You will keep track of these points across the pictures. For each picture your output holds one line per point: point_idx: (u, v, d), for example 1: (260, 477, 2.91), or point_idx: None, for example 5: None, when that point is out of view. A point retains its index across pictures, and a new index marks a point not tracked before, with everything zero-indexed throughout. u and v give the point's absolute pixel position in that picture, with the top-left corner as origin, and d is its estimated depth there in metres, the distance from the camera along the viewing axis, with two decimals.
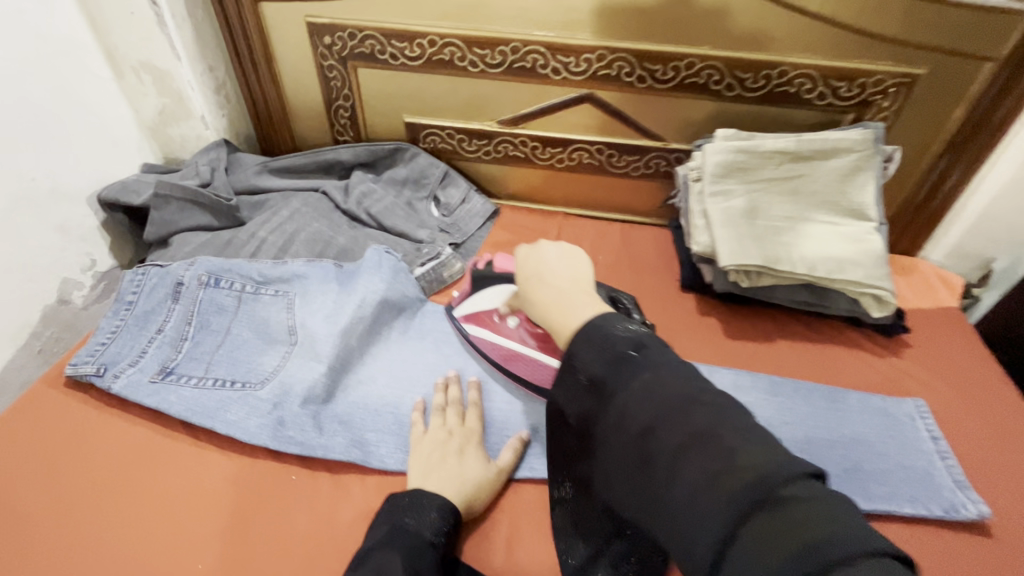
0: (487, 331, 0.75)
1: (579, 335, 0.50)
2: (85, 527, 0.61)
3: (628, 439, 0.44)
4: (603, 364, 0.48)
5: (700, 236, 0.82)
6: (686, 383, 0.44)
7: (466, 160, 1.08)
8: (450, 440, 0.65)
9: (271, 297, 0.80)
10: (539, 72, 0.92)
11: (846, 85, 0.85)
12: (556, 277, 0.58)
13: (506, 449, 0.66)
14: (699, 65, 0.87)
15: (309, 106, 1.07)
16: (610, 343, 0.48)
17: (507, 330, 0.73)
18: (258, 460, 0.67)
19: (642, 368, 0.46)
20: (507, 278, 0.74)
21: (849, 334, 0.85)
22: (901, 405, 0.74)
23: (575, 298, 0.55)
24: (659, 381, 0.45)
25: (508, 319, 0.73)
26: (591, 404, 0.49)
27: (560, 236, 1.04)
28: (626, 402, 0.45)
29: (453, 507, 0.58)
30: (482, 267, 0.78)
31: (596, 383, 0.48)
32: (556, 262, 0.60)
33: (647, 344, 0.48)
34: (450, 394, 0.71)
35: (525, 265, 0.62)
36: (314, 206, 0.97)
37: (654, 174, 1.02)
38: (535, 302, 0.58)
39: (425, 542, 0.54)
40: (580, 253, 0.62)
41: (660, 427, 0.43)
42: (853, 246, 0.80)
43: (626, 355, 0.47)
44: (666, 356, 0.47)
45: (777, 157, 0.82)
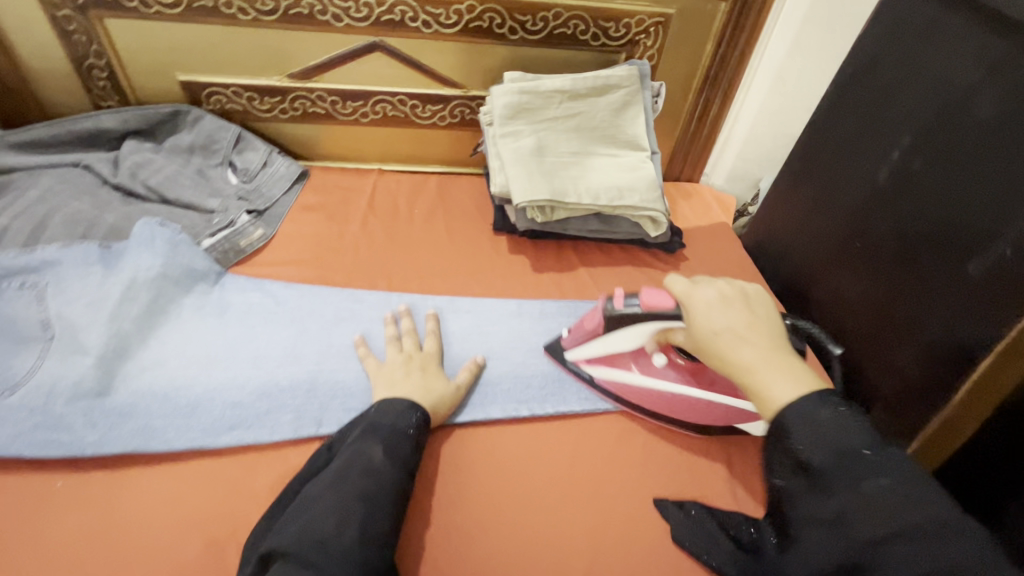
0: (623, 374, 0.73)
1: (791, 412, 0.48)
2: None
3: (844, 542, 0.42)
4: (823, 454, 0.46)
5: (497, 177, 0.85)
6: (939, 507, 0.41)
7: (264, 121, 1.00)
8: (414, 360, 0.71)
9: (16, 291, 0.68)
10: (318, 19, 0.87)
11: (613, 26, 0.92)
12: (748, 333, 0.56)
13: (465, 370, 0.73)
14: (479, 8, 0.88)
15: (52, 67, 0.91)
16: (836, 434, 0.46)
17: (650, 369, 0.72)
18: (18, 474, 0.59)
19: (875, 471, 0.43)
20: (656, 315, 0.67)
21: (640, 254, 0.95)
22: None
23: (778, 359, 0.53)
24: (903, 492, 0.42)
25: (654, 356, 0.72)
26: (796, 487, 0.47)
27: (376, 193, 1.01)
28: (855, 502, 0.43)
29: (424, 415, 0.64)
30: (618, 304, 0.70)
31: (811, 471, 0.46)
32: (734, 312, 0.58)
33: (884, 444, 0.45)
34: (402, 326, 0.76)
35: (705, 319, 0.58)
36: (72, 182, 0.85)
37: (462, 123, 1.03)
38: (729, 358, 0.55)
39: (403, 433, 0.60)
40: (762, 299, 0.61)
41: (898, 542, 0.40)
42: (631, 174, 0.88)
43: (861, 454, 0.45)
44: (902, 461, 0.44)
45: (557, 96, 0.87)
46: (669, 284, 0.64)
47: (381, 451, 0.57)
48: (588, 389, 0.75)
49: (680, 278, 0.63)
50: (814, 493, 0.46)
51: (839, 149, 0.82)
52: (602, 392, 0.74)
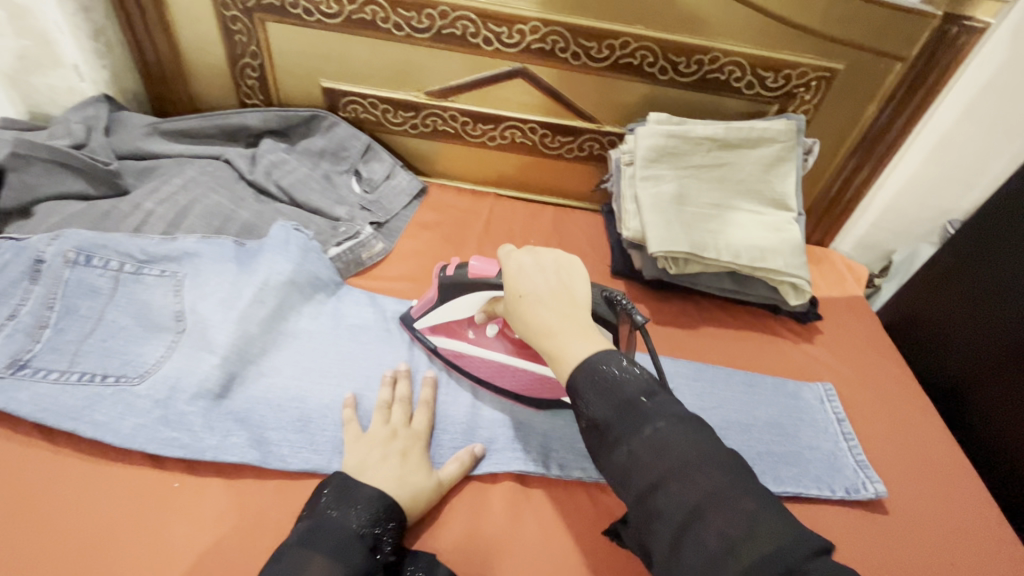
0: (460, 343, 0.70)
1: (581, 374, 0.48)
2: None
3: (629, 493, 0.44)
4: (607, 409, 0.47)
5: (631, 221, 0.81)
6: (705, 436, 0.44)
7: (392, 134, 1.00)
8: (391, 443, 0.60)
9: (156, 278, 0.70)
10: (469, 41, 0.86)
11: (772, 76, 0.86)
12: (553, 297, 0.53)
13: (453, 461, 0.62)
14: (633, 45, 0.85)
15: (209, 62, 0.94)
16: (618, 388, 0.47)
17: (484, 339, 0.69)
18: (135, 468, 0.58)
19: (650, 417, 0.46)
20: (483, 285, 0.64)
21: (769, 320, 0.87)
22: (811, 389, 0.78)
23: (575, 324, 0.51)
24: (671, 429, 0.45)
25: (487, 327, 0.69)
26: (592, 447, 0.48)
27: (491, 218, 0.99)
28: (634, 447, 0.45)
29: (394, 506, 0.54)
30: (451, 272, 0.66)
31: (598, 425, 0.47)
32: (544, 278, 0.55)
33: (655, 387, 0.48)
34: (398, 390, 0.66)
35: (516, 280, 0.55)
36: (213, 175, 0.86)
37: (588, 157, 1.00)
38: (531, 322, 0.52)
39: (355, 536, 0.50)
40: (577, 266, 0.57)
41: (672, 482, 0.42)
42: (775, 235, 0.81)
43: (637, 401, 0.47)
44: (672, 402, 0.47)
45: (706, 143, 0.82)
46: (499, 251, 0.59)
47: (328, 568, 0.47)
48: (431, 357, 0.72)
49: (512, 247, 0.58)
50: (603, 448, 0.47)
51: (1003, 267, 0.79)
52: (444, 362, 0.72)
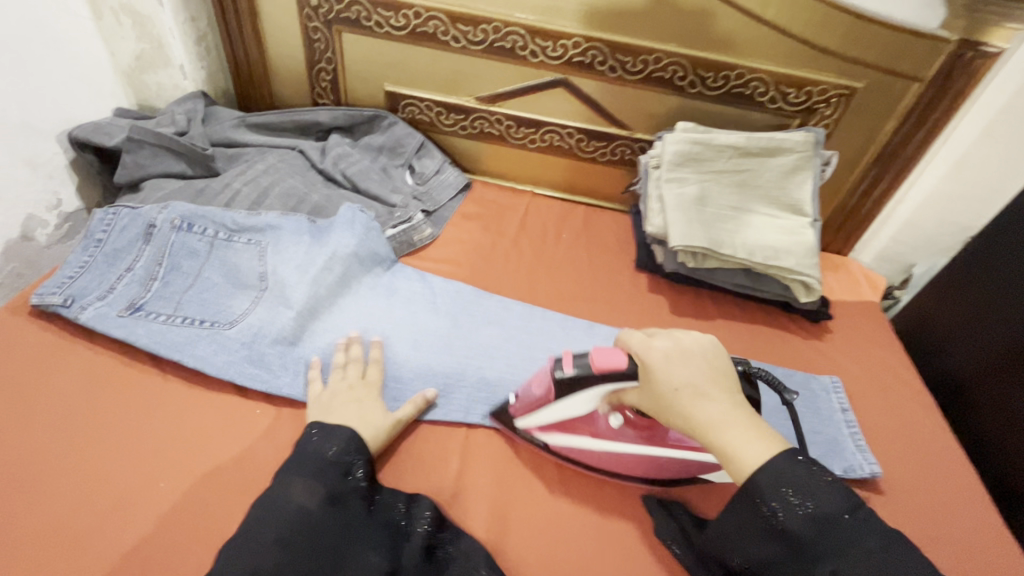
0: (580, 439, 0.67)
1: (765, 476, 0.49)
2: (41, 445, 0.63)
3: None
4: (804, 523, 0.48)
5: (655, 218, 0.89)
6: (915, 562, 0.45)
7: (443, 134, 1.12)
8: (348, 393, 0.68)
9: (244, 245, 0.82)
10: (517, 53, 0.97)
11: (794, 92, 0.94)
12: (714, 389, 0.54)
13: (408, 403, 0.69)
14: (665, 60, 0.94)
15: (290, 66, 1.08)
16: (818, 495, 0.48)
17: (609, 433, 0.65)
18: (224, 395, 0.70)
19: (857, 536, 0.46)
20: (609, 379, 0.59)
21: (781, 317, 0.94)
22: (818, 380, 0.83)
23: (741, 417, 0.52)
24: (879, 553, 0.45)
25: (609, 417, 0.65)
26: (777, 556, 0.49)
27: (529, 213, 1.09)
28: (845, 572, 0.45)
29: (360, 439, 0.62)
30: (568, 369, 0.62)
31: (794, 540, 0.48)
32: (697, 364, 0.55)
33: (854, 504, 0.48)
34: (352, 353, 0.73)
35: (666, 370, 0.55)
36: (289, 162, 1.00)
37: (620, 161, 1.08)
38: (694, 417, 0.53)
39: (328, 462, 0.58)
40: (714, 344, 0.58)
41: None
42: (789, 237, 0.88)
43: (841, 518, 0.47)
44: (877, 522, 0.47)
45: (730, 150, 0.90)
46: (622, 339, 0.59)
47: (309, 488, 0.56)
48: (536, 449, 0.69)
49: (638, 334, 0.59)
50: (798, 562, 0.48)
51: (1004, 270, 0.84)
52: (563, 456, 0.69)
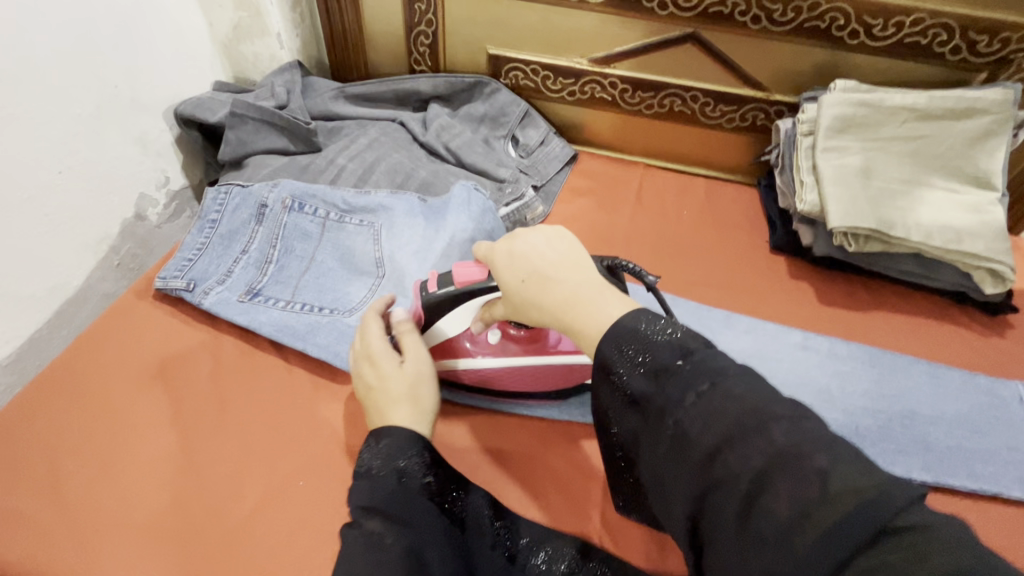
0: (465, 360, 0.65)
1: (609, 341, 0.43)
2: (183, 440, 0.62)
3: (688, 466, 0.38)
4: (644, 380, 0.41)
5: (808, 193, 0.77)
6: (758, 392, 0.37)
7: (548, 101, 1.02)
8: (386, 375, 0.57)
9: (356, 226, 0.78)
10: (643, 6, 0.86)
11: (986, 40, 0.78)
12: (559, 273, 0.49)
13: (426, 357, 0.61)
14: (824, 7, 0.80)
15: (386, 30, 1.01)
16: (653, 348, 0.41)
17: (485, 348, 0.65)
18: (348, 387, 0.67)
19: (695, 377, 0.39)
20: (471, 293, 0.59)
21: (951, 310, 0.81)
22: (1008, 388, 0.72)
23: (595, 290, 0.47)
24: (724, 390, 0.38)
25: (487, 334, 0.65)
26: (636, 425, 0.42)
27: (643, 187, 0.99)
28: (680, 416, 0.39)
29: (419, 437, 0.53)
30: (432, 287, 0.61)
31: (638, 401, 0.41)
32: (539, 253, 0.51)
33: (687, 347, 0.41)
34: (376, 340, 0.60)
35: (509, 269, 0.51)
36: (392, 136, 0.94)
37: (750, 128, 0.96)
38: (542, 302, 0.48)
39: (401, 480, 0.50)
40: (559, 232, 0.53)
41: (729, 449, 0.36)
42: (974, 216, 0.75)
43: (672, 365, 0.40)
44: (722, 358, 0.40)
45: (902, 113, 0.76)
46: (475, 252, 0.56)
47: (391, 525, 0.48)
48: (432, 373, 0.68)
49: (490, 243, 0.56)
50: (648, 425, 0.41)
51: None
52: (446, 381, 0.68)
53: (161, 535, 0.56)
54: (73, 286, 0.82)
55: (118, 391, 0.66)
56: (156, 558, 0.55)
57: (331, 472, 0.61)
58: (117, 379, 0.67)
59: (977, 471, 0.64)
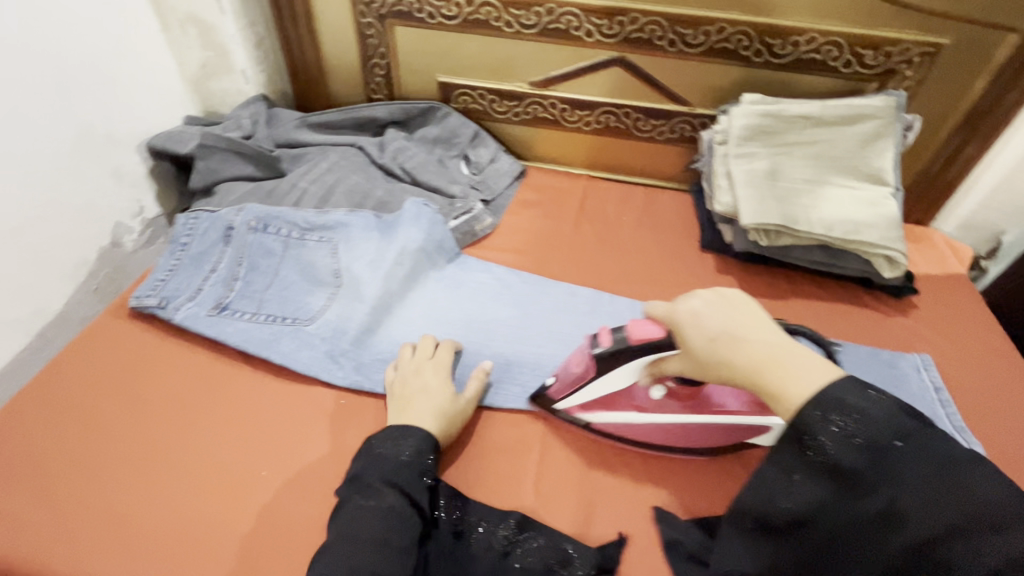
0: (622, 414, 0.69)
1: (811, 411, 0.46)
2: (198, 460, 0.67)
3: (894, 544, 0.42)
4: (857, 458, 0.44)
5: (723, 196, 0.86)
6: (967, 482, 0.41)
7: (496, 122, 1.11)
8: (416, 380, 0.70)
9: (316, 243, 0.85)
10: (572, 34, 0.95)
11: (871, 54, 0.88)
12: (755, 333, 0.51)
13: (472, 382, 0.72)
14: (729, 30, 0.89)
15: (344, 63, 1.10)
16: (874, 424, 0.45)
17: (652, 403, 0.68)
18: (308, 388, 0.73)
19: (912, 461, 0.43)
20: (644, 351, 0.62)
21: (861, 294, 0.90)
22: (907, 359, 0.80)
23: (788, 351, 0.50)
24: (932, 480, 0.42)
25: (653, 389, 0.67)
26: (827, 493, 0.46)
27: (586, 197, 1.07)
28: (902, 502, 0.42)
29: (433, 439, 0.64)
30: (604, 344, 0.64)
31: (845, 474, 0.45)
32: (731, 310, 0.53)
33: (902, 426, 0.45)
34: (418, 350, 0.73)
35: (698, 324, 0.54)
36: (351, 160, 1.02)
37: (679, 139, 1.05)
38: (734, 361, 0.51)
39: (404, 463, 0.61)
40: (738, 291, 0.55)
41: (956, 540, 0.39)
42: (870, 209, 0.84)
43: (891, 444, 0.44)
44: (942, 442, 0.44)
45: (801, 121, 0.86)
46: (652, 310, 0.60)
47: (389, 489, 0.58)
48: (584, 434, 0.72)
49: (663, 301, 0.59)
50: (847, 495, 0.45)
51: None
52: (601, 436, 0.71)
53: (136, 527, 0.61)
54: (52, 310, 0.88)
55: (94, 402, 0.71)
56: (133, 547, 0.60)
57: (293, 467, 0.66)
58: (94, 391, 0.72)
59: None
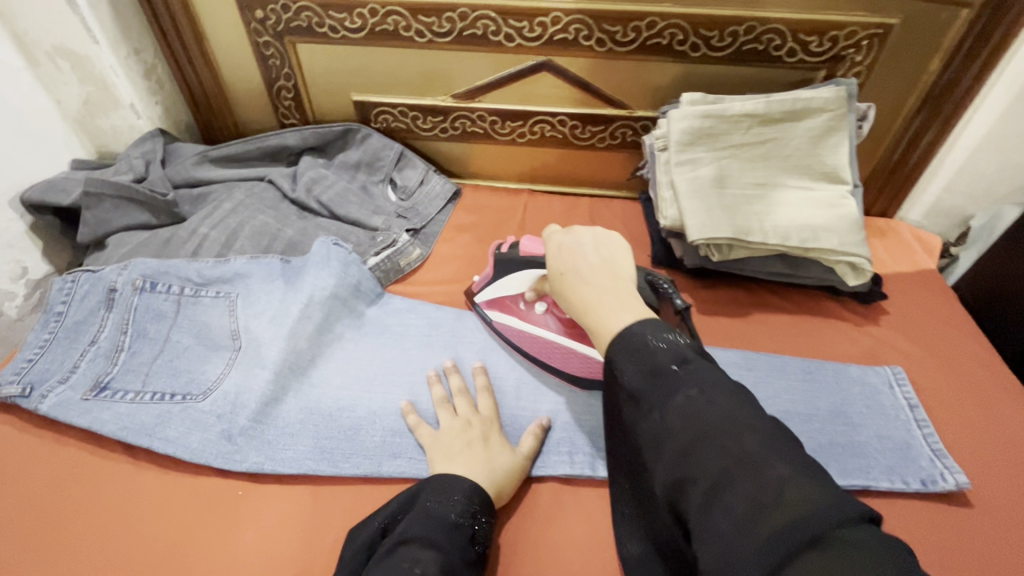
0: (511, 317, 0.74)
1: (619, 345, 0.48)
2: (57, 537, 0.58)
3: (663, 459, 0.41)
4: (640, 379, 0.45)
5: (668, 209, 0.78)
6: (729, 403, 0.41)
7: (423, 140, 1.01)
8: (473, 433, 0.62)
9: (213, 299, 0.75)
10: (491, 39, 0.86)
11: (817, 39, 0.80)
12: (593, 273, 0.54)
13: (527, 435, 0.64)
14: (660, 24, 0.81)
15: (248, 88, 0.99)
16: (651, 355, 0.46)
17: (533, 316, 0.73)
18: (202, 478, 0.63)
19: (685, 384, 0.43)
20: (534, 262, 0.71)
21: (827, 303, 0.82)
22: (878, 373, 0.73)
23: (617, 295, 0.52)
24: (702, 398, 0.42)
25: (536, 304, 0.73)
26: (631, 419, 0.47)
27: (526, 215, 0.98)
28: (665, 418, 0.43)
29: (485, 496, 0.55)
30: (506, 250, 0.74)
31: (634, 397, 0.46)
32: (591, 252, 0.56)
33: (690, 352, 0.46)
34: (452, 383, 0.68)
35: (558, 257, 0.57)
36: (259, 197, 0.92)
37: (622, 145, 0.97)
38: (572, 297, 0.54)
39: (453, 524, 0.51)
40: (615, 239, 0.58)
41: (702, 447, 0.39)
42: (829, 211, 0.76)
43: (669, 369, 0.44)
44: (711, 369, 0.44)
45: (745, 120, 0.77)
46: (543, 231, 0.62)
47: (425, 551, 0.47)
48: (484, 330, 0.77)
49: (558, 228, 0.60)
50: (640, 420, 0.45)
51: None
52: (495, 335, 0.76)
53: None
54: None
55: None
56: None
57: None
58: None
59: (847, 465, 0.63)
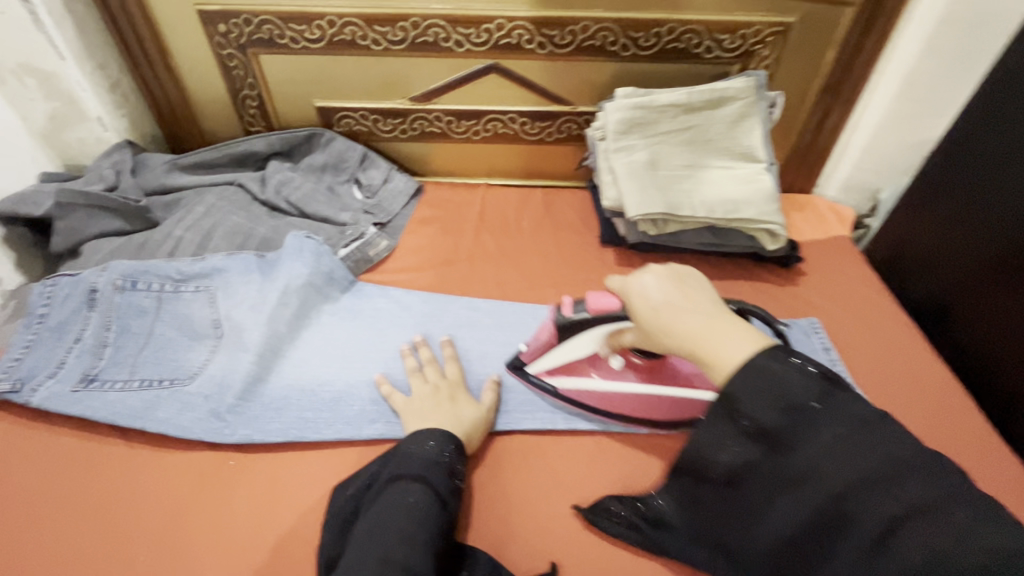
0: (582, 380, 0.72)
1: (742, 374, 0.44)
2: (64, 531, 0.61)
3: (810, 495, 0.41)
4: (777, 417, 0.42)
5: (609, 191, 0.87)
6: (884, 438, 0.40)
7: (384, 141, 1.08)
8: (444, 394, 0.69)
9: (193, 294, 0.80)
10: (442, 45, 0.94)
11: (729, 37, 0.91)
12: (694, 308, 0.52)
13: (488, 391, 0.72)
14: (593, 28, 0.91)
15: (212, 98, 1.04)
16: (785, 386, 0.43)
17: (610, 374, 0.72)
18: (194, 453, 0.68)
19: (831, 420, 0.42)
20: (606, 317, 0.66)
21: (753, 268, 0.93)
22: (797, 324, 0.83)
23: (723, 327, 0.49)
24: (849, 433, 0.41)
25: (612, 359, 0.71)
26: (755, 454, 0.44)
27: (485, 206, 1.06)
28: (809, 457, 0.41)
29: (455, 439, 0.62)
30: (568, 312, 0.68)
31: (769, 436, 0.43)
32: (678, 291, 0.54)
33: (823, 387, 0.43)
34: (421, 355, 0.75)
35: (644, 298, 0.55)
36: (230, 200, 0.97)
37: (568, 138, 1.06)
38: (674, 331, 0.51)
39: (432, 461, 0.58)
40: (695, 276, 0.56)
41: (860, 490, 0.39)
42: (748, 186, 0.87)
43: (808, 405, 0.42)
44: (851, 399, 0.43)
45: (672, 110, 0.87)
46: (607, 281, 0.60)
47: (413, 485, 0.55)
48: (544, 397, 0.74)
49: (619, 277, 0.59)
50: (771, 454, 0.43)
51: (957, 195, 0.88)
52: (563, 402, 0.73)
53: None
54: None
55: None
56: None
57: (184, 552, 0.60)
58: None
59: None
